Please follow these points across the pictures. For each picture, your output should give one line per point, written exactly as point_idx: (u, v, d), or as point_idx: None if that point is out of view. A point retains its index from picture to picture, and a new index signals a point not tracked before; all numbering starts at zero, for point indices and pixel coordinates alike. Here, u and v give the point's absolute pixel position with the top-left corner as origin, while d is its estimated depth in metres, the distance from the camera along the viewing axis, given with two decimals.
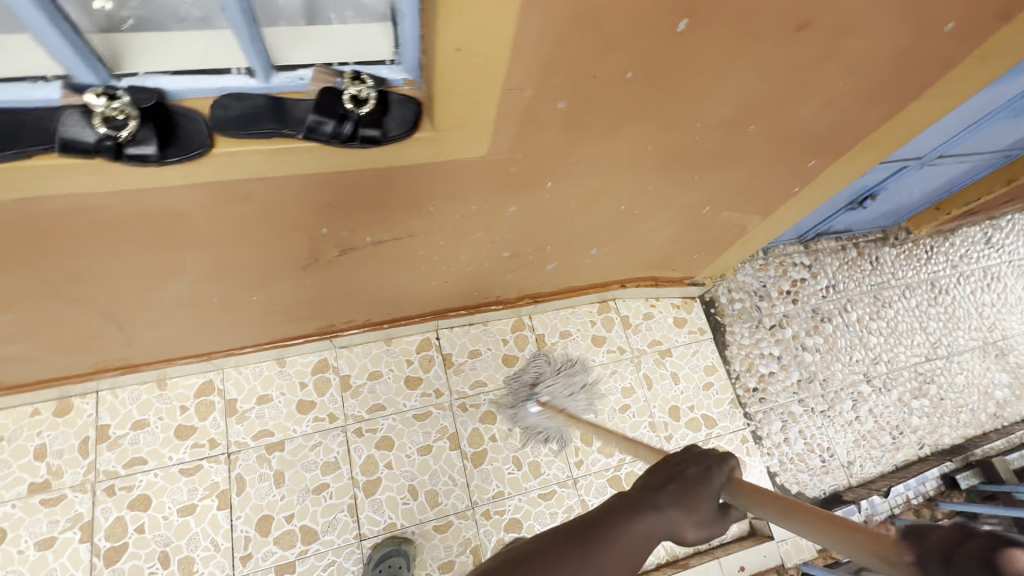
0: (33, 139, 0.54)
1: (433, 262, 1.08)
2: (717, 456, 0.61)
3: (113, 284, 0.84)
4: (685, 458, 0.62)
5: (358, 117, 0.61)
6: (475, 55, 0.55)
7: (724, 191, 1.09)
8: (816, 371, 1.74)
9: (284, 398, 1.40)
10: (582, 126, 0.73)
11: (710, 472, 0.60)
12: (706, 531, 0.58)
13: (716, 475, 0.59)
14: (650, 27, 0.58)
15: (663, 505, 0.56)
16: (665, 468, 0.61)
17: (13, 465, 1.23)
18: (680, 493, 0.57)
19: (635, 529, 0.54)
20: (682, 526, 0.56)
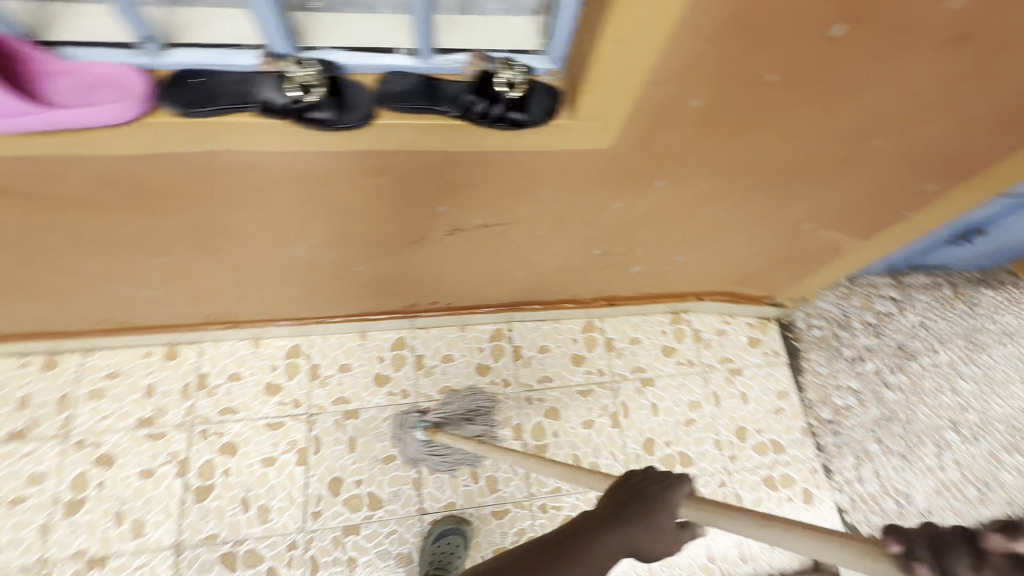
0: (232, 100, 0.61)
1: (528, 250, 1.12)
2: (668, 474, 0.62)
3: (249, 240, 0.93)
4: (644, 476, 0.64)
5: (507, 100, 0.66)
6: (632, 47, 0.58)
7: (830, 207, 1.06)
8: (896, 411, 1.64)
9: (363, 369, 1.47)
10: (710, 125, 0.74)
11: (666, 489, 0.61)
12: (670, 548, 0.60)
13: (673, 494, 0.61)
14: (803, 30, 0.60)
15: (620, 529, 0.59)
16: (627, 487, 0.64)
17: (127, 398, 1.36)
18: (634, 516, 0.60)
19: (592, 554, 0.59)
20: (640, 546, 0.59)
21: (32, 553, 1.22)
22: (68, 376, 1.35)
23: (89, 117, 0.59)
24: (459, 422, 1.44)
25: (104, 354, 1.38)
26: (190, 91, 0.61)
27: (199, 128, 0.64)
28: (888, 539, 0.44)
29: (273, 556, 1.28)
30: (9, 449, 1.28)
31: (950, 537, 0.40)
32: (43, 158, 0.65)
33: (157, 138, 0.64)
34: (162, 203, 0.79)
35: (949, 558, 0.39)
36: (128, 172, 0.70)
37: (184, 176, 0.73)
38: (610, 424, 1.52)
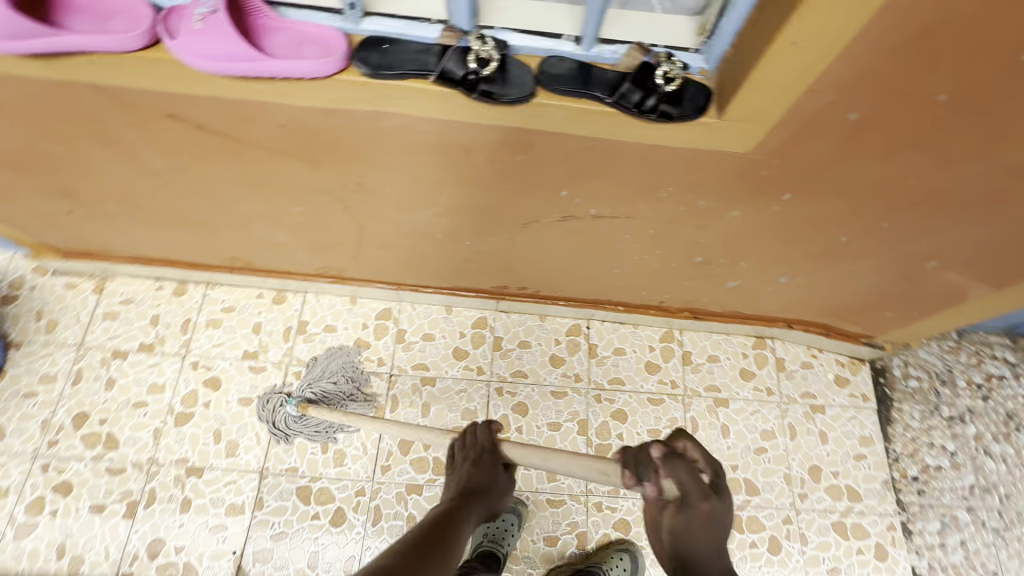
0: (412, 66, 0.68)
1: (631, 248, 1.13)
2: (489, 435, 0.94)
3: (383, 199, 1.01)
4: (477, 441, 0.94)
5: (661, 93, 0.68)
6: (808, 51, 0.59)
7: (964, 247, 1.00)
8: (997, 483, 1.50)
9: (444, 341, 1.54)
10: (859, 142, 0.74)
11: (492, 451, 0.93)
12: (505, 493, 0.95)
13: (494, 453, 0.94)
14: (990, 52, 0.59)
15: (477, 489, 0.90)
16: (469, 462, 0.94)
17: (237, 331, 1.50)
18: (484, 475, 0.91)
19: (468, 516, 0.87)
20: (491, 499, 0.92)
21: (145, 452, 1.38)
22: (193, 303, 1.52)
23: (291, 67, 0.68)
24: (342, 387, 1.44)
25: (223, 290, 1.53)
26: (380, 56, 0.68)
27: (377, 90, 0.71)
28: (614, 457, 0.78)
29: (342, 499, 1.38)
30: (138, 358, 1.46)
31: (642, 452, 0.75)
32: (248, 100, 0.75)
33: (341, 94, 0.72)
34: (324, 154, 0.88)
35: (640, 466, 0.74)
36: (308, 122, 0.80)
37: (350, 132, 0.81)
38: None
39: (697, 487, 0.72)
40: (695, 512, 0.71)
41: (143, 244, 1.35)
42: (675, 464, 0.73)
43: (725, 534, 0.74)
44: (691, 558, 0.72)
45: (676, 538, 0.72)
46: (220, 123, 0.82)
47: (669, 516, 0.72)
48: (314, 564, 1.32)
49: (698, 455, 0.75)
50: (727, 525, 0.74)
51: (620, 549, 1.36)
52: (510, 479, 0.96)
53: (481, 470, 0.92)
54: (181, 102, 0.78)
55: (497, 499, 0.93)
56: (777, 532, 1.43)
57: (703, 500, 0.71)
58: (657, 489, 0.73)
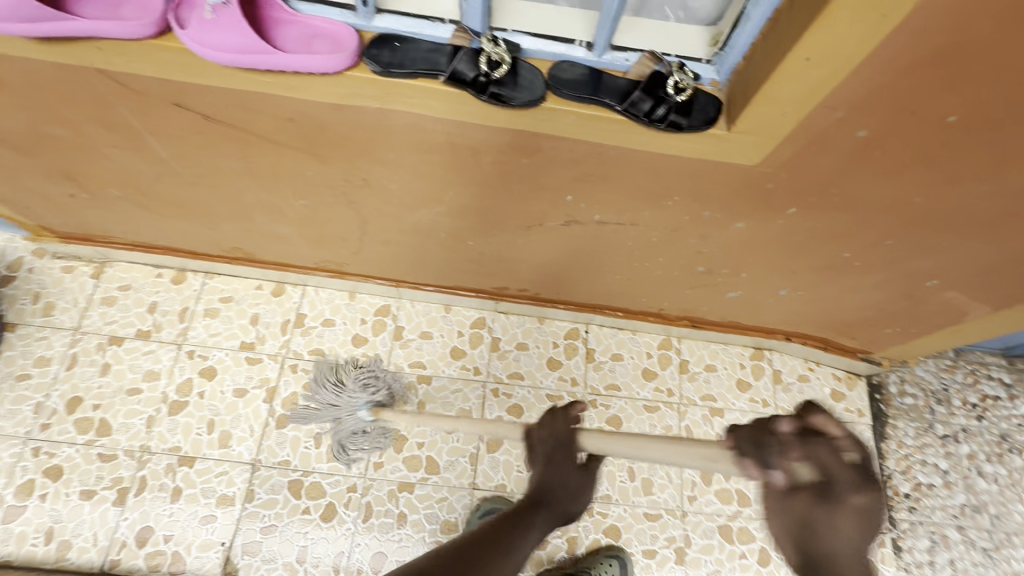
0: (422, 65, 0.67)
1: (633, 255, 1.13)
2: (567, 427, 0.90)
3: (386, 196, 1.01)
4: (554, 435, 0.91)
5: (672, 102, 0.68)
6: (821, 66, 0.59)
7: (966, 267, 1.00)
8: (987, 503, 1.50)
9: (442, 340, 1.54)
10: (867, 159, 0.74)
11: (569, 450, 0.90)
12: (581, 494, 0.92)
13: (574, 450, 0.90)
14: (1002, 76, 0.59)
15: (549, 486, 0.89)
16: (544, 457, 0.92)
17: (235, 322, 1.50)
18: (555, 477, 0.89)
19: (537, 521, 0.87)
20: (564, 501, 0.90)
21: (137, 440, 1.37)
22: (191, 291, 1.51)
23: (304, 62, 0.67)
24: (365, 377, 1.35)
25: (223, 279, 1.53)
26: (391, 54, 0.68)
27: (386, 87, 0.70)
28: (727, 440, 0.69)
29: (334, 494, 1.37)
30: (134, 345, 1.45)
31: (765, 433, 0.64)
32: (255, 92, 0.75)
33: (349, 90, 0.72)
34: (329, 149, 0.87)
35: (765, 451, 0.63)
36: (315, 116, 0.79)
37: (357, 128, 0.81)
38: None
39: (842, 473, 0.58)
40: (840, 505, 0.58)
41: (144, 231, 1.34)
42: (806, 443, 0.60)
43: (878, 527, 0.60)
44: (835, 563, 0.60)
45: (813, 535, 0.60)
46: (227, 114, 0.82)
47: (802, 508, 0.60)
48: (303, 558, 1.32)
49: (841, 433, 0.59)
50: (879, 517, 0.59)
51: (610, 555, 1.35)
52: (589, 478, 0.93)
53: (551, 469, 0.90)
54: (189, 91, 0.77)
55: (571, 502, 0.91)
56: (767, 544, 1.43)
57: (855, 492, 0.58)
58: (788, 476, 0.61)
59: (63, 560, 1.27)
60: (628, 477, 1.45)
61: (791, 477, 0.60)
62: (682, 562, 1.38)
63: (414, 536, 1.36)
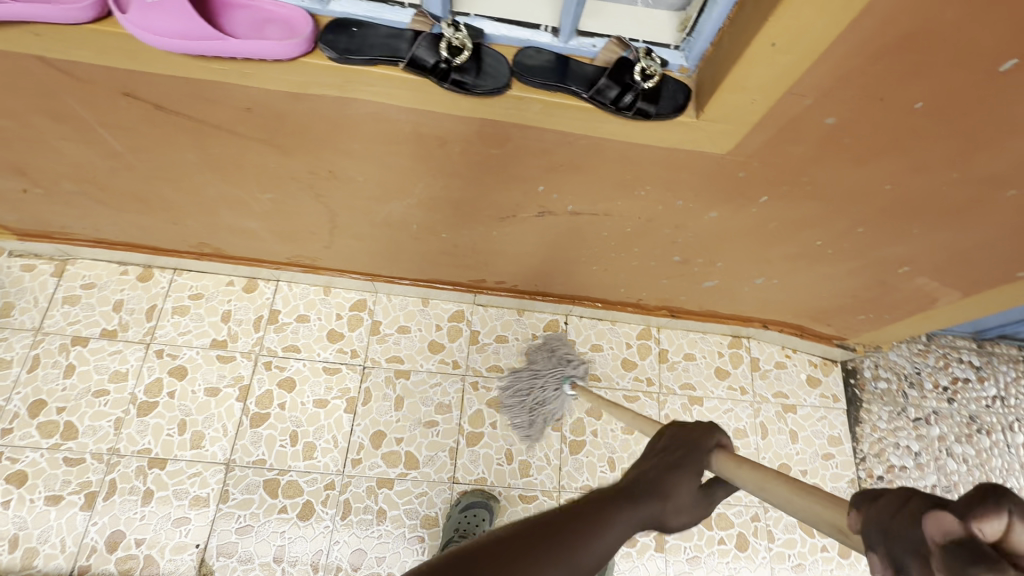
0: (381, 52, 0.65)
1: (608, 246, 1.12)
2: (698, 435, 0.60)
3: (354, 189, 0.98)
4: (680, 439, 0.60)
5: (639, 90, 0.66)
6: (788, 52, 0.58)
7: (936, 254, 1.01)
8: (957, 483, 1.53)
9: (420, 334, 1.51)
10: (837, 146, 0.73)
11: (695, 455, 0.59)
12: (687, 513, 0.57)
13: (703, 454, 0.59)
14: (970, 60, 0.58)
15: (660, 484, 0.55)
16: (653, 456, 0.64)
17: (205, 319, 1.46)
18: (671, 478, 0.56)
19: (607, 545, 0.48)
20: (674, 499, 0.55)
21: (105, 443, 1.34)
22: (159, 289, 1.46)
23: (251, 48, 0.64)
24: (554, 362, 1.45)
25: (192, 276, 1.48)
26: (347, 40, 0.64)
27: (345, 75, 0.68)
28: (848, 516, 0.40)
29: (311, 492, 1.35)
30: (100, 345, 1.41)
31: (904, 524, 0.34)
32: (208, 80, 0.71)
33: (307, 78, 0.69)
34: (292, 140, 0.84)
35: (898, 544, 0.34)
36: (274, 105, 0.76)
37: (319, 118, 0.78)
38: None
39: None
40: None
41: (105, 227, 1.29)
42: (966, 575, 0.28)
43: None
44: None
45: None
46: (180, 104, 0.78)
47: None
48: (280, 558, 1.30)
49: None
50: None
51: None
52: (697, 504, 0.57)
53: (670, 469, 0.57)
54: (137, 79, 0.74)
55: (672, 517, 0.55)
56: (745, 530, 1.44)
57: None
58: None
59: (30, 568, 1.23)
60: (608, 467, 1.46)
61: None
62: (661, 550, 1.40)
63: (394, 532, 1.35)
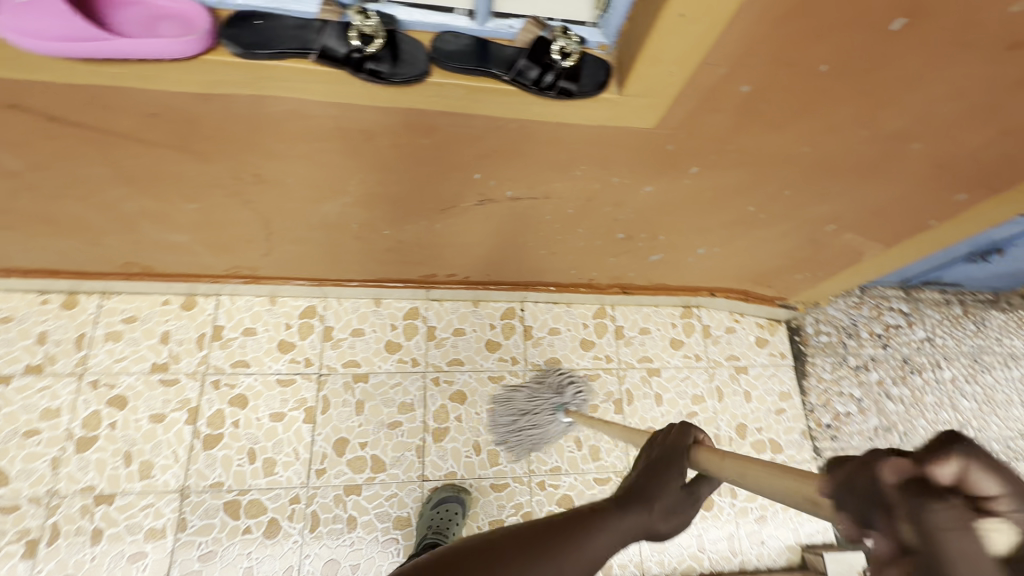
0: (290, 44, 0.62)
1: (553, 229, 1.13)
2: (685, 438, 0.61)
3: (284, 192, 0.94)
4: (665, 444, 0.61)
5: (559, 69, 0.66)
6: (696, 22, 0.58)
7: (858, 210, 1.07)
8: (896, 422, 1.67)
9: (375, 335, 1.48)
10: (755, 113, 0.75)
11: (679, 457, 0.59)
12: (676, 516, 0.57)
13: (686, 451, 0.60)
14: (865, 22, 0.60)
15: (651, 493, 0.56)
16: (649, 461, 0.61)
17: (142, 343, 1.37)
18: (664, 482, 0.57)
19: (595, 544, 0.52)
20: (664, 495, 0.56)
21: (42, 485, 1.25)
22: (87, 316, 1.37)
23: (146, 48, 0.59)
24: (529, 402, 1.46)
25: (122, 298, 1.39)
26: (251, 33, 0.61)
27: (253, 71, 0.64)
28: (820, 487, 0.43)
29: (275, 509, 1.31)
30: (26, 382, 1.30)
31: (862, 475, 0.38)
32: (102, 85, 0.66)
33: (212, 76, 0.65)
34: (207, 144, 0.80)
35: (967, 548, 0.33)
36: (182, 108, 0.71)
37: (233, 118, 0.74)
38: (613, 409, 1.53)
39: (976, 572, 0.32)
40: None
41: (15, 254, 1.19)
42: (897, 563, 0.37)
43: None
44: None
45: None
46: (75, 112, 0.72)
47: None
48: None
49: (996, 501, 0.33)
50: None
51: None
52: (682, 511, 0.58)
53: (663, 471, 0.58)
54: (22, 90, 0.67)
55: (663, 523, 0.56)
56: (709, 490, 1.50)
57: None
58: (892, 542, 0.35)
59: None
60: (575, 446, 1.48)
61: (898, 560, 0.34)
62: None
63: (367, 537, 1.33)
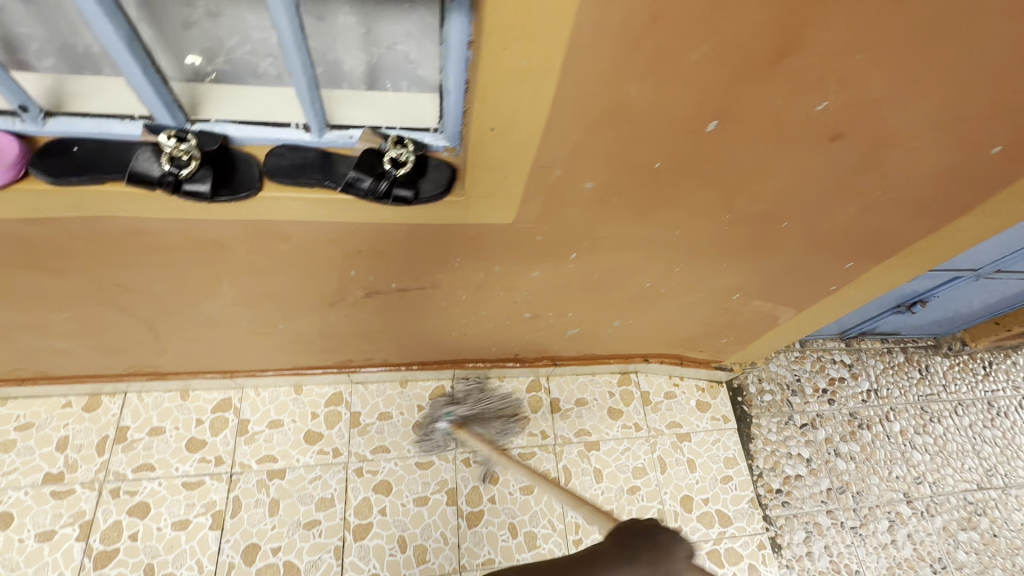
0: (108, 168, 0.61)
1: (455, 313, 1.10)
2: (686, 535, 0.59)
3: (156, 298, 0.91)
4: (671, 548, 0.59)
5: (394, 177, 0.66)
6: (509, 134, 0.59)
7: (757, 280, 1.06)
8: (849, 482, 1.61)
9: (294, 426, 1.41)
10: (610, 206, 0.75)
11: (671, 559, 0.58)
12: None
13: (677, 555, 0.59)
14: (679, 126, 0.60)
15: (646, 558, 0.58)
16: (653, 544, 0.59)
17: (36, 452, 1.28)
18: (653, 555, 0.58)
19: None
20: (662, 567, 0.58)
21: None
22: None
23: None
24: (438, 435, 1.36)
25: (18, 404, 1.32)
26: (67, 161, 0.60)
27: (71, 195, 0.63)
28: None
29: None
30: None
31: None
32: None
33: (33, 202, 0.63)
34: (56, 261, 0.77)
35: None
36: (12, 232, 0.69)
37: (74, 238, 0.72)
38: (550, 490, 1.45)
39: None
40: None
41: None
42: None
43: None
44: None
45: None
46: None
47: None
48: None
49: None
50: None
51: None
52: None
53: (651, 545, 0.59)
54: None
55: None
56: None
57: None
58: None
59: None
60: (510, 535, 1.39)
61: None
62: None
63: None
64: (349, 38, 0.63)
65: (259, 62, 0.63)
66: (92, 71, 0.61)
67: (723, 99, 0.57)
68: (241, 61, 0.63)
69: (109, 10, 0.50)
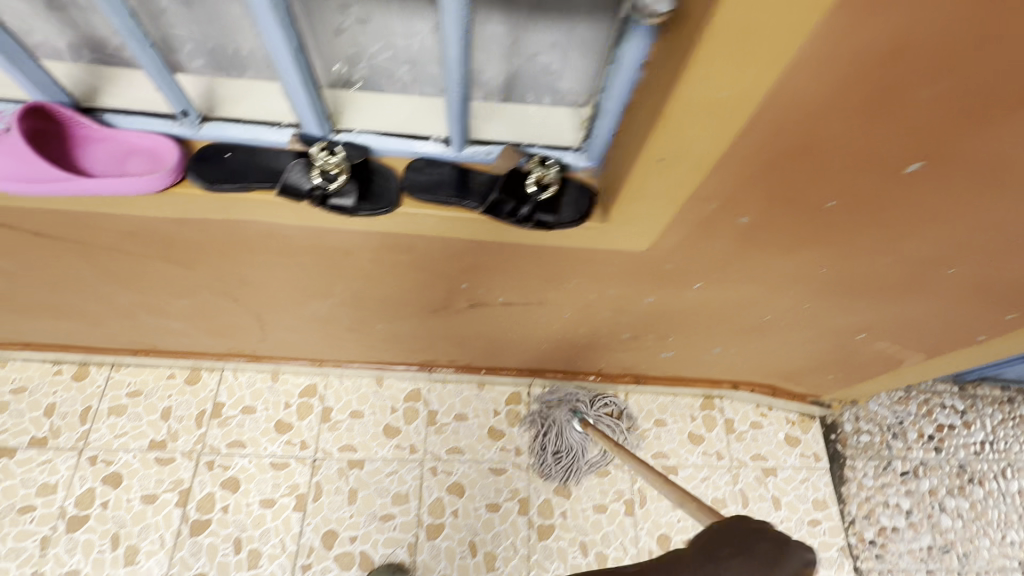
0: (258, 176, 0.61)
1: (552, 327, 1.06)
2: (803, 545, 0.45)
3: (271, 293, 0.93)
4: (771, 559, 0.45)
5: (536, 201, 0.63)
6: (677, 165, 0.54)
7: (893, 322, 0.95)
8: (954, 541, 1.46)
9: (374, 418, 1.43)
10: (758, 241, 0.68)
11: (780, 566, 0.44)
12: None
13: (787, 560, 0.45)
14: (876, 164, 0.54)
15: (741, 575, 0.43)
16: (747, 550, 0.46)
17: (144, 419, 1.37)
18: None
19: None
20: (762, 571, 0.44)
21: (29, 566, 1.23)
22: (95, 388, 1.39)
23: (113, 187, 0.60)
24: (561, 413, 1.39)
25: (130, 371, 1.41)
26: (218, 168, 0.61)
27: (219, 200, 0.63)
28: None
29: None
30: (28, 456, 1.31)
31: None
32: (82, 211, 0.67)
33: (184, 205, 0.65)
34: (190, 256, 0.79)
35: None
36: (159, 229, 0.71)
37: (211, 237, 0.73)
38: (623, 511, 1.40)
39: None
40: None
41: (27, 330, 1.25)
42: None
43: None
44: None
45: None
46: (65, 231, 0.73)
47: None
48: None
49: None
50: None
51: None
52: None
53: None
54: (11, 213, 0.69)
55: None
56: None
57: None
58: None
59: None
60: (580, 552, 1.36)
61: None
62: None
63: None
64: (492, 49, 0.58)
65: (399, 68, 0.61)
66: (236, 73, 0.62)
67: (940, 138, 0.50)
68: (381, 65, 0.61)
69: (282, 23, 0.50)
